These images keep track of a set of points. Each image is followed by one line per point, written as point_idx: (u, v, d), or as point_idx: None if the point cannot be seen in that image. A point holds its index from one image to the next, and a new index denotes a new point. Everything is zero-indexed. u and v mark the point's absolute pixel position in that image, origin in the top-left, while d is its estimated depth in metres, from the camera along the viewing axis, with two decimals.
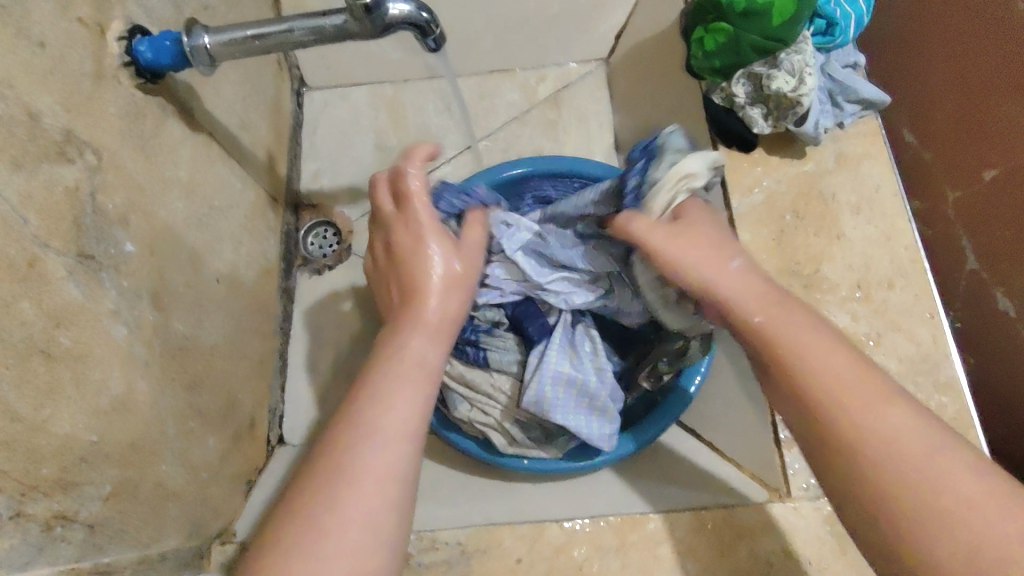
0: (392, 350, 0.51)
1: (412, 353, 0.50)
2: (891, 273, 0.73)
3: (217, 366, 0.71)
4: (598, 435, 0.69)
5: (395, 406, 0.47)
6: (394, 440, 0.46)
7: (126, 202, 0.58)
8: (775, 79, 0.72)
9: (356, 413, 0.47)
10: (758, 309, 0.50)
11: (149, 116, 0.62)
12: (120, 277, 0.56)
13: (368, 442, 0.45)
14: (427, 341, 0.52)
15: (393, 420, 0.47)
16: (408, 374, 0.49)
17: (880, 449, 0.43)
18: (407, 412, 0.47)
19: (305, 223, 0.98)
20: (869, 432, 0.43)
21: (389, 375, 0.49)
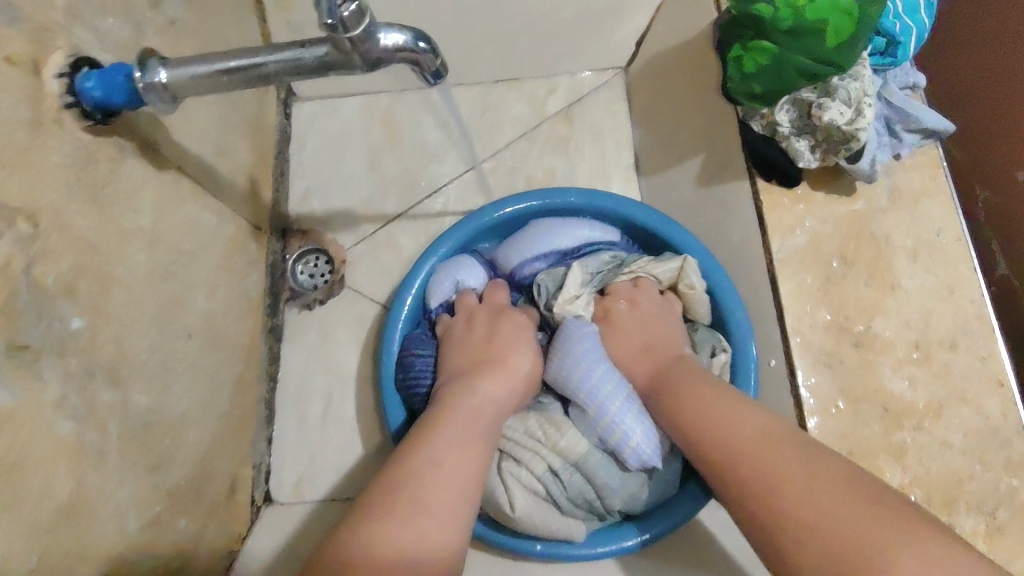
0: (464, 391, 0.65)
1: (481, 399, 0.65)
2: (954, 331, 0.64)
3: (190, 433, 0.64)
4: (628, 430, 0.66)
5: (465, 447, 0.59)
6: (461, 469, 0.58)
7: (73, 266, 0.49)
8: (828, 109, 0.62)
9: (426, 438, 0.59)
10: (701, 391, 0.62)
11: (102, 159, 0.53)
12: (66, 359, 0.48)
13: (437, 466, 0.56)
14: (495, 385, 0.66)
15: (460, 447, 0.59)
16: (470, 423, 0.62)
17: (772, 499, 0.51)
18: (463, 447, 0.59)
19: (294, 250, 0.89)
20: (763, 486, 0.52)
21: (457, 410, 0.62)
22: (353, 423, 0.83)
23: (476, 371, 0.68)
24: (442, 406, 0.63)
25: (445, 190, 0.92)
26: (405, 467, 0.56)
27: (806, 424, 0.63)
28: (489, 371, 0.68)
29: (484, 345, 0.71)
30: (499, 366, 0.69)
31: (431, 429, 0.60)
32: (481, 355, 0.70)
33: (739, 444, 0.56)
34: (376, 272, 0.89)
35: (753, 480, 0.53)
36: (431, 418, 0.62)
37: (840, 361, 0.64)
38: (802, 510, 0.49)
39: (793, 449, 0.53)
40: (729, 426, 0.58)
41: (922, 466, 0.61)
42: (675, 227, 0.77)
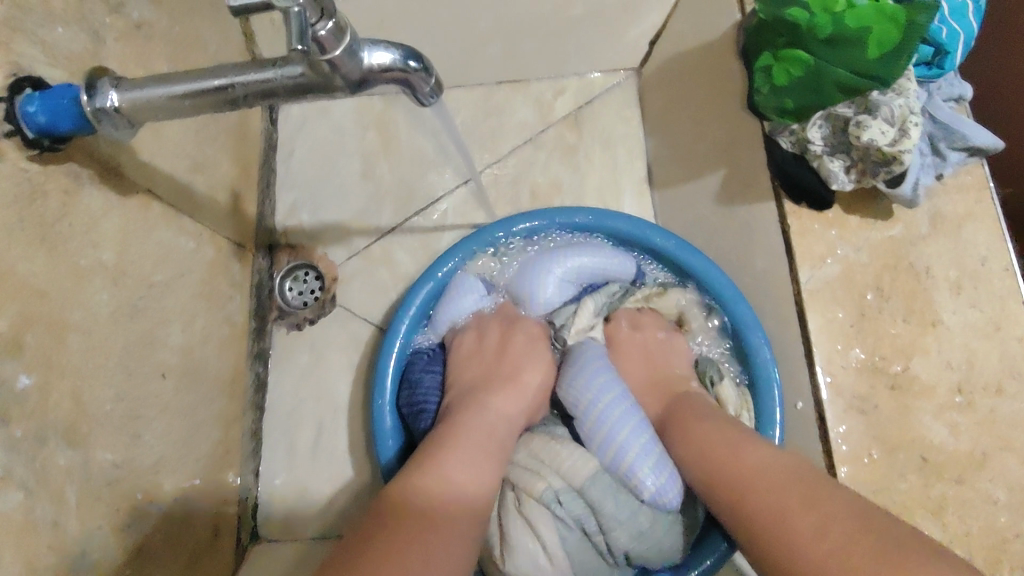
0: (477, 405, 0.62)
1: (494, 417, 0.61)
2: (1001, 373, 0.58)
3: (165, 481, 0.58)
4: (640, 454, 0.61)
5: (478, 463, 0.56)
6: (469, 485, 0.54)
7: (17, 318, 0.44)
8: (869, 127, 0.55)
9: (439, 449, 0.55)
10: (712, 427, 0.59)
11: (53, 193, 0.47)
12: (10, 425, 0.42)
13: (453, 479, 0.53)
14: (508, 400, 0.63)
15: (474, 462, 0.56)
16: (484, 437, 0.58)
17: (792, 531, 0.46)
18: (476, 460, 0.56)
19: (281, 267, 0.82)
20: (780, 519, 0.48)
21: (472, 424, 0.59)
22: (346, 456, 0.77)
23: (486, 388, 0.64)
24: (451, 428, 0.58)
25: (444, 202, 0.86)
26: (420, 476, 0.53)
27: (836, 473, 0.58)
28: (500, 386, 0.64)
29: (496, 362, 0.67)
30: (513, 384, 0.65)
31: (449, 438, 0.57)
32: (493, 370, 0.66)
33: (758, 478, 0.52)
34: (370, 291, 0.83)
35: (770, 513, 0.49)
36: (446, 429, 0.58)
37: (875, 407, 0.58)
38: (822, 544, 0.44)
39: (813, 482, 0.49)
40: (747, 460, 0.54)
41: (963, 524, 0.55)
42: (691, 251, 0.71)
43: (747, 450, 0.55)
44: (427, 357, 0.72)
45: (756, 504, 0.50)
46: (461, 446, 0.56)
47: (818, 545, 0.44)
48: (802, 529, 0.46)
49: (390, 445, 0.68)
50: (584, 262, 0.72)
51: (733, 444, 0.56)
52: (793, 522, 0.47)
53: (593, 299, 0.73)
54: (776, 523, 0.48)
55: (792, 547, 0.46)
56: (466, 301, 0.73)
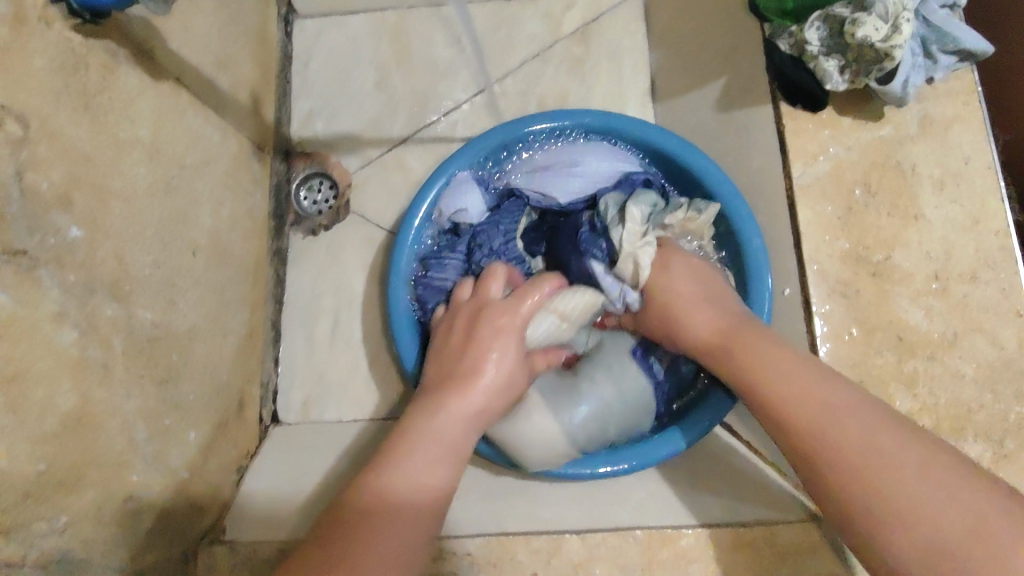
0: (422, 423, 0.53)
1: (445, 425, 0.53)
2: (974, 263, 0.62)
3: (197, 353, 0.63)
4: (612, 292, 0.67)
5: (411, 481, 0.50)
6: (411, 505, 0.50)
7: (67, 176, 0.48)
8: (863, 25, 0.58)
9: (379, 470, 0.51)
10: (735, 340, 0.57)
11: (93, 66, 0.51)
12: (64, 270, 0.47)
13: (427, 453, 0.52)
14: (454, 420, 0.54)
15: (423, 482, 0.51)
16: (434, 439, 0.53)
17: (850, 455, 0.45)
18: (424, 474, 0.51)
19: (298, 174, 0.87)
20: (843, 437, 0.46)
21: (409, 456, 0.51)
22: (359, 344, 0.81)
23: (442, 386, 0.56)
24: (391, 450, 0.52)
25: (455, 113, 0.87)
26: (352, 498, 0.49)
27: (819, 351, 0.62)
28: (461, 384, 0.56)
29: (463, 345, 0.59)
30: (483, 380, 0.56)
31: (385, 456, 0.52)
32: (457, 364, 0.58)
33: (806, 384, 0.50)
34: (383, 196, 0.85)
35: (800, 420, 0.48)
36: (388, 446, 0.53)
37: (856, 292, 0.63)
38: (908, 481, 0.43)
39: (880, 413, 0.47)
40: (785, 377, 0.51)
41: (932, 396, 0.60)
42: (693, 153, 0.73)
43: (777, 356, 0.53)
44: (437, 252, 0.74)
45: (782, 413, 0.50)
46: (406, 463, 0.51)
47: (898, 477, 0.43)
48: (843, 443, 0.46)
49: (410, 341, 0.71)
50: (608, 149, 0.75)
51: (761, 352, 0.54)
52: (876, 447, 0.45)
53: (647, 197, 0.69)
54: (824, 435, 0.47)
55: (863, 493, 0.44)
56: (456, 193, 0.74)
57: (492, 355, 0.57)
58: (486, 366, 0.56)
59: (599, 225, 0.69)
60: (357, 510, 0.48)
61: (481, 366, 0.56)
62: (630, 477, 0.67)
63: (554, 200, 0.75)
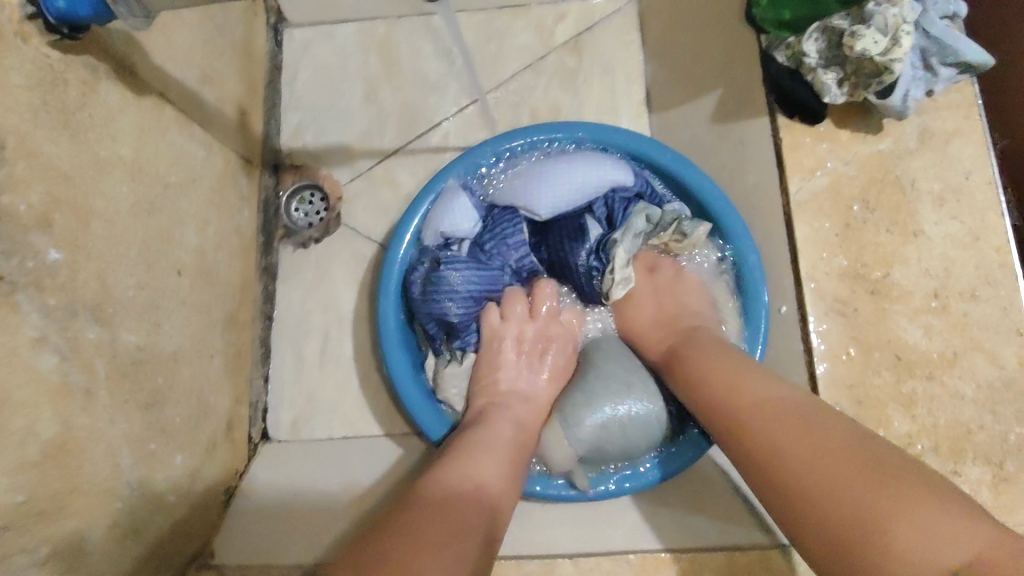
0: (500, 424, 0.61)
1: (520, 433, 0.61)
2: (975, 281, 0.61)
3: (184, 373, 0.62)
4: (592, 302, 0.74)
5: (498, 464, 0.56)
6: (500, 490, 0.55)
7: (47, 196, 0.46)
8: (861, 37, 0.57)
9: (461, 468, 0.54)
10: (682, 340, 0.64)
11: (72, 82, 0.50)
12: (42, 295, 0.45)
13: (506, 449, 0.58)
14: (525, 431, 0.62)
15: (502, 479, 0.55)
16: (503, 446, 0.58)
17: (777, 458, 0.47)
18: (501, 472, 0.56)
19: (288, 187, 0.85)
20: (773, 441, 0.48)
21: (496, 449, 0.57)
22: (350, 360, 0.79)
23: (512, 399, 0.64)
24: (474, 438, 0.58)
25: (446, 125, 0.86)
26: (435, 492, 0.51)
27: (815, 371, 0.61)
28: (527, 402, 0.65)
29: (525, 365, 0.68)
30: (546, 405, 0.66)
31: (457, 459, 0.55)
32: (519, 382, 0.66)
33: (746, 396, 0.52)
34: (375, 208, 0.84)
35: (741, 429, 0.51)
36: (454, 452, 0.56)
37: (854, 310, 0.62)
38: (827, 477, 0.44)
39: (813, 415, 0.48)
40: (729, 390, 0.54)
41: (932, 416, 0.59)
42: (689, 168, 0.71)
43: (727, 372, 0.55)
44: (460, 260, 0.70)
45: (727, 424, 0.52)
46: (479, 464, 0.55)
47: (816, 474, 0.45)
48: (772, 448, 0.48)
49: (402, 363, 0.69)
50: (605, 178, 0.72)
51: (713, 369, 0.57)
52: (799, 448, 0.46)
53: (638, 224, 0.71)
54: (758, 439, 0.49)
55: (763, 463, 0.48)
56: (447, 210, 0.71)
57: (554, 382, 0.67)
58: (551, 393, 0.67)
59: (605, 257, 0.71)
60: (444, 500, 0.51)
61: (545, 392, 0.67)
62: None
63: (536, 212, 0.73)
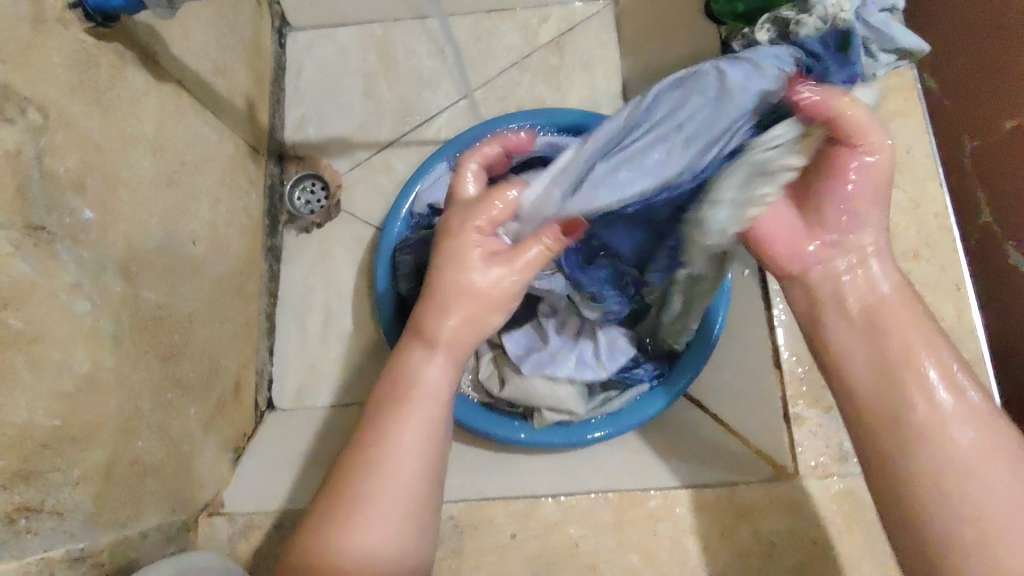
0: (399, 371, 0.51)
1: (418, 378, 0.50)
2: (916, 243, 0.67)
3: (197, 335, 0.68)
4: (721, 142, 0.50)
5: (386, 448, 0.48)
6: (404, 486, 0.47)
7: (80, 163, 0.52)
8: (804, 25, 0.66)
9: (368, 457, 0.48)
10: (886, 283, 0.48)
11: (103, 65, 0.56)
12: (78, 248, 0.51)
13: (412, 397, 0.49)
14: (436, 361, 0.50)
15: (415, 454, 0.48)
16: (421, 402, 0.49)
17: (966, 491, 0.42)
18: (414, 443, 0.48)
19: (291, 176, 0.92)
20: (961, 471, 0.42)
21: (394, 426, 0.48)
22: (350, 334, 0.85)
23: (420, 307, 0.51)
24: (375, 415, 0.49)
25: (439, 118, 0.93)
26: (324, 531, 0.46)
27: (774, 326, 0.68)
28: (439, 301, 0.50)
29: (445, 253, 0.52)
30: (458, 296, 0.50)
31: (356, 460, 0.48)
32: (433, 280, 0.52)
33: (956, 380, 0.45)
34: (373, 195, 0.90)
35: (931, 437, 0.43)
36: (355, 445, 0.49)
37: None
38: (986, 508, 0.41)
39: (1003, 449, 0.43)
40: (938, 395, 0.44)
41: None
42: None
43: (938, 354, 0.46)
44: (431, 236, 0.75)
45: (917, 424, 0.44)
46: (386, 445, 0.48)
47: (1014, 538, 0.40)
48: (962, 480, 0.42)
49: (389, 325, 0.77)
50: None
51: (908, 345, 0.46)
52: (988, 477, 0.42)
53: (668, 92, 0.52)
54: (948, 464, 0.42)
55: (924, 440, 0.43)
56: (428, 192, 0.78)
57: (485, 261, 0.50)
58: (479, 279, 0.50)
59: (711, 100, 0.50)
60: (339, 502, 0.47)
61: (463, 280, 0.50)
62: (603, 448, 0.72)
63: None
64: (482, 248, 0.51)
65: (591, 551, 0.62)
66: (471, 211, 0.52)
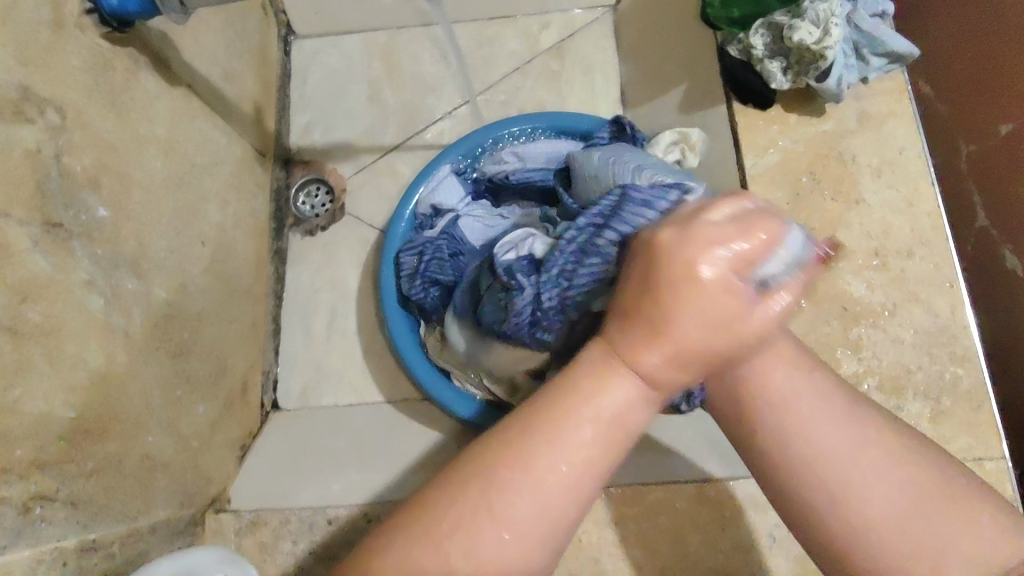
0: (582, 397, 0.40)
1: (608, 410, 0.40)
2: (910, 241, 0.69)
3: (205, 333, 0.69)
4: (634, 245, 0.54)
5: (556, 468, 0.40)
6: (566, 509, 0.40)
7: (95, 162, 0.54)
8: (797, 30, 0.66)
9: (522, 471, 0.40)
10: None
11: (118, 68, 0.58)
12: (93, 245, 0.53)
13: (589, 429, 0.40)
14: (632, 397, 0.40)
15: (589, 471, 0.41)
16: (602, 437, 0.40)
17: (851, 482, 0.42)
18: (583, 473, 0.40)
19: (297, 180, 0.93)
20: (842, 463, 0.42)
21: (574, 446, 0.40)
22: (355, 335, 0.87)
23: (616, 332, 0.40)
24: (540, 427, 0.41)
25: (442, 123, 0.95)
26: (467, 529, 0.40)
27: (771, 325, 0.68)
28: (649, 339, 0.39)
29: (655, 276, 0.39)
30: (671, 335, 0.38)
31: (514, 463, 0.40)
32: (636, 305, 0.39)
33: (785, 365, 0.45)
34: (377, 199, 0.92)
35: (791, 438, 0.43)
36: (512, 449, 0.41)
37: None
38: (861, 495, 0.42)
39: (864, 425, 0.43)
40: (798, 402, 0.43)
41: (876, 359, 0.66)
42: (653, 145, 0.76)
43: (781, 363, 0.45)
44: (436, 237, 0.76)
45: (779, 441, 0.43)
46: (544, 465, 0.40)
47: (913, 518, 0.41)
48: (836, 474, 0.42)
49: (407, 336, 0.78)
50: (575, 147, 0.80)
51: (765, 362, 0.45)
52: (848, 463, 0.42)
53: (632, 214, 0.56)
54: (820, 465, 0.42)
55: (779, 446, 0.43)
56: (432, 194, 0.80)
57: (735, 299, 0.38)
58: (705, 318, 0.38)
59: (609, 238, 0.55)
60: (500, 498, 0.40)
61: (684, 315, 0.38)
62: None
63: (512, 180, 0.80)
64: (708, 275, 0.38)
65: (594, 545, 0.63)
66: (695, 229, 0.40)
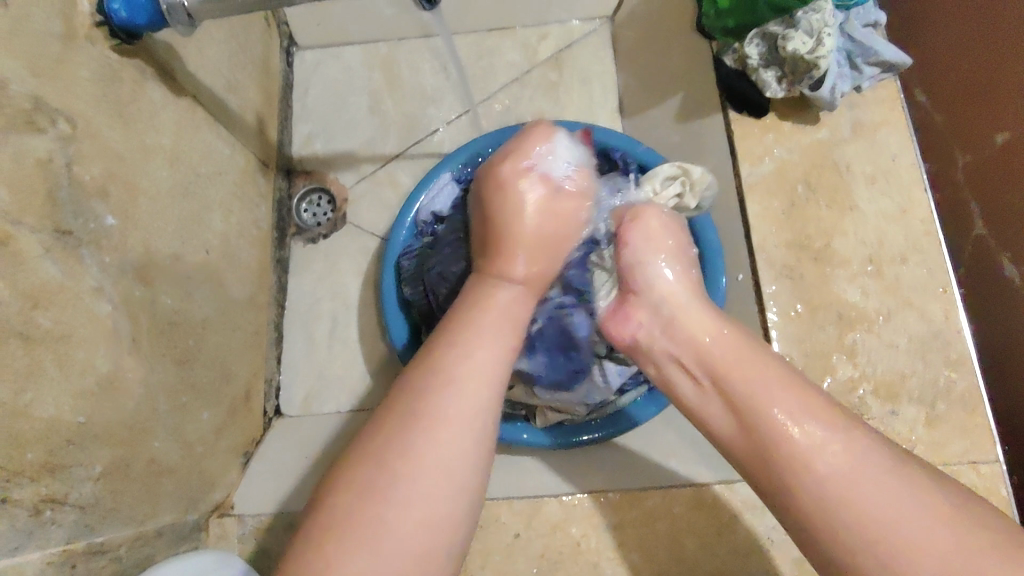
0: (475, 307, 0.53)
1: (500, 309, 0.53)
2: (904, 248, 0.70)
3: (209, 341, 0.70)
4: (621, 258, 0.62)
5: (459, 382, 0.48)
6: (481, 406, 0.48)
7: (103, 172, 0.55)
8: (791, 40, 0.68)
9: (428, 388, 0.47)
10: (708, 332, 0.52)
11: (126, 80, 0.59)
12: (102, 253, 0.54)
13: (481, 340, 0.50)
14: (515, 294, 0.54)
15: (484, 385, 0.48)
16: (496, 340, 0.51)
17: (860, 502, 0.43)
18: (490, 367, 0.49)
19: (299, 190, 0.94)
20: (850, 482, 0.44)
21: (473, 355, 0.49)
22: (357, 343, 0.87)
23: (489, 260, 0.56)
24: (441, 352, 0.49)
25: (443, 132, 0.96)
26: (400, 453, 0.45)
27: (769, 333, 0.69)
28: (503, 250, 0.55)
29: (501, 206, 0.56)
30: (524, 237, 0.55)
31: (424, 380, 0.48)
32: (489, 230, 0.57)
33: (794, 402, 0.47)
34: (378, 208, 0.93)
35: (805, 467, 0.45)
36: (421, 374, 0.49)
37: (800, 274, 0.71)
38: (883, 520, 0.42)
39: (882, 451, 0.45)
40: (800, 426, 0.46)
41: (872, 364, 0.67)
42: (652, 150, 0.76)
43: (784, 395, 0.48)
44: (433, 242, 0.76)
45: (798, 475, 0.45)
46: (450, 381, 0.47)
47: (921, 531, 0.41)
48: (862, 503, 0.43)
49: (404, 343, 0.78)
50: None
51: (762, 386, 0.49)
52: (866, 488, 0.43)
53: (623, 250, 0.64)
54: (845, 493, 0.43)
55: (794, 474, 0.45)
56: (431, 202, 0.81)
57: (548, 197, 0.57)
58: (541, 213, 0.56)
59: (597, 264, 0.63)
60: (416, 413, 0.46)
61: (526, 215, 0.55)
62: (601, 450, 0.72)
63: None
64: (534, 194, 0.56)
65: (594, 549, 0.64)
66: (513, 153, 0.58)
